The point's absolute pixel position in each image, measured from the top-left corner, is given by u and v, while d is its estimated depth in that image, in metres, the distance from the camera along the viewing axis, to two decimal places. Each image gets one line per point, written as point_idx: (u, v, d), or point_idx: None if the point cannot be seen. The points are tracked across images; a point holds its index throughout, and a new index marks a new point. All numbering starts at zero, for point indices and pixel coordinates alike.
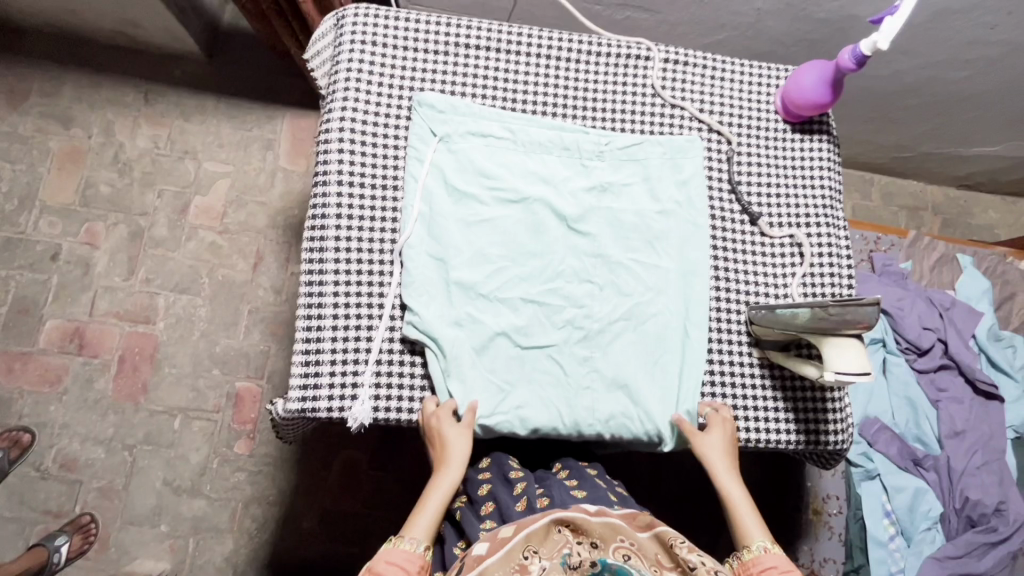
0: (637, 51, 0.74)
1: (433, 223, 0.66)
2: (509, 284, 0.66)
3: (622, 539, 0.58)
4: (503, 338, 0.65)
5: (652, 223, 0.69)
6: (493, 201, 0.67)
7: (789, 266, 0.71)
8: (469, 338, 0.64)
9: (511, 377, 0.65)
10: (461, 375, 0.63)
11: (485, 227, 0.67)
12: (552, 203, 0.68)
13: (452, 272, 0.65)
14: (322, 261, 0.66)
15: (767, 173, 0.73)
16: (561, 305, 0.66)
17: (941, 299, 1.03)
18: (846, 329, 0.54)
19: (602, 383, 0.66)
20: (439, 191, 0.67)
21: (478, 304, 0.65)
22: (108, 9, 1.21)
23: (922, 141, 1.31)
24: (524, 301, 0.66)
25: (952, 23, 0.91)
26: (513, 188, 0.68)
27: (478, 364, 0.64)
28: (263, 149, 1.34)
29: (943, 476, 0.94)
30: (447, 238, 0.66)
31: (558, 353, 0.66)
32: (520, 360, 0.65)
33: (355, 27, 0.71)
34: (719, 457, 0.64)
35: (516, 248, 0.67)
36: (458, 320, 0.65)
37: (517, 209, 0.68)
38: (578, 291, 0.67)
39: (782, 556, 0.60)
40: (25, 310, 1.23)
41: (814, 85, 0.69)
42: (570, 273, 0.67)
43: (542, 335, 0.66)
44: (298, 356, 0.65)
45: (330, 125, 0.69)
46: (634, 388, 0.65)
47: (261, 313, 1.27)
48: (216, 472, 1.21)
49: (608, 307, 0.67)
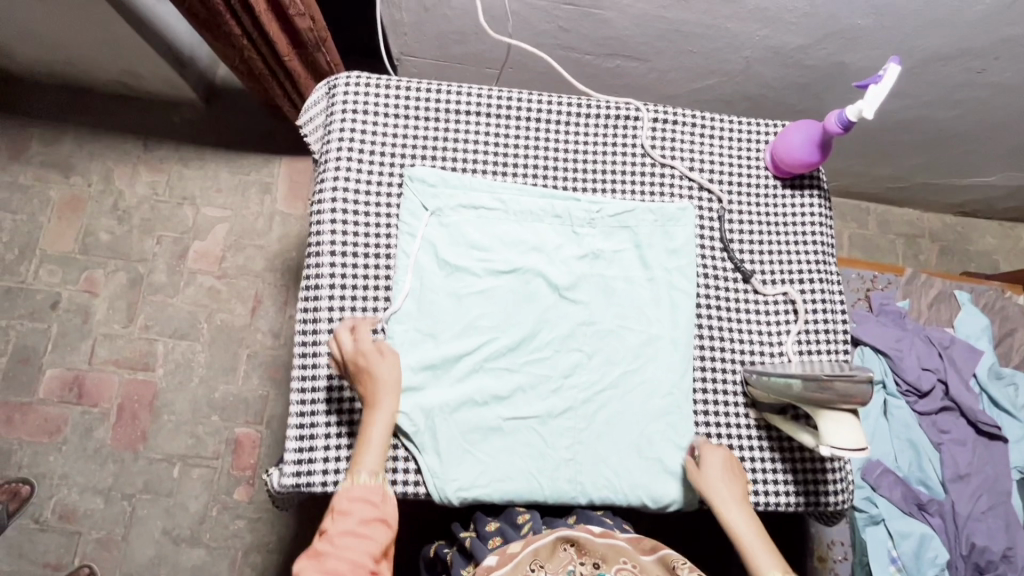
0: (626, 111, 0.75)
1: (424, 298, 0.67)
2: (500, 353, 0.66)
3: (624, 561, 0.58)
4: (494, 409, 0.65)
5: (639, 292, 0.70)
6: (484, 272, 0.68)
7: (784, 323, 0.71)
8: (460, 408, 0.65)
9: (501, 448, 0.65)
10: (452, 448, 0.64)
11: (476, 299, 0.67)
12: (545, 274, 0.69)
13: (444, 344, 0.66)
14: (316, 333, 0.66)
15: (758, 231, 0.73)
16: (553, 374, 0.67)
17: (940, 338, 1.02)
18: (842, 404, 0.54)
19: (593, 454, 0.66)
20: (430, 266, 0.68)
21: (468, 375, 0.66)
22: (107, 62, 1.23)
23: (916, 173, 1.31)
24: (514, 370, 0.66)
25: (941, 69, 0.92)
26: (505, 259, 0.69)
27: (470, 435, 0.64)
28: (261, 193, 1.35)
29: (948, 522, 0.93)
30: (439, 311, 0.67)
31: (549, 423, 0.66)
32: (512, 430, 0.65)
33: (347, 96, 0.72)
34: (719, 487, 0.62)
35: (508, 318, 0.67)
36: (449, 393, 0.65)
37: (508, 281, 0.68)
38: (568, 360, 0.67)
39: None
40: (26, 360, 1.24)
41: (802, 144, 0.70)
42: (561, 341, 0.68)
43: (535, 404, 0.66)
44: (292, 430, 0.65)
45: (323, 195, 0.70)
46: (627, 456, 0.66)
47: (260, 358, 1.28)
48: (216, 520, 1.20)
49: (598, 375, 0.67)
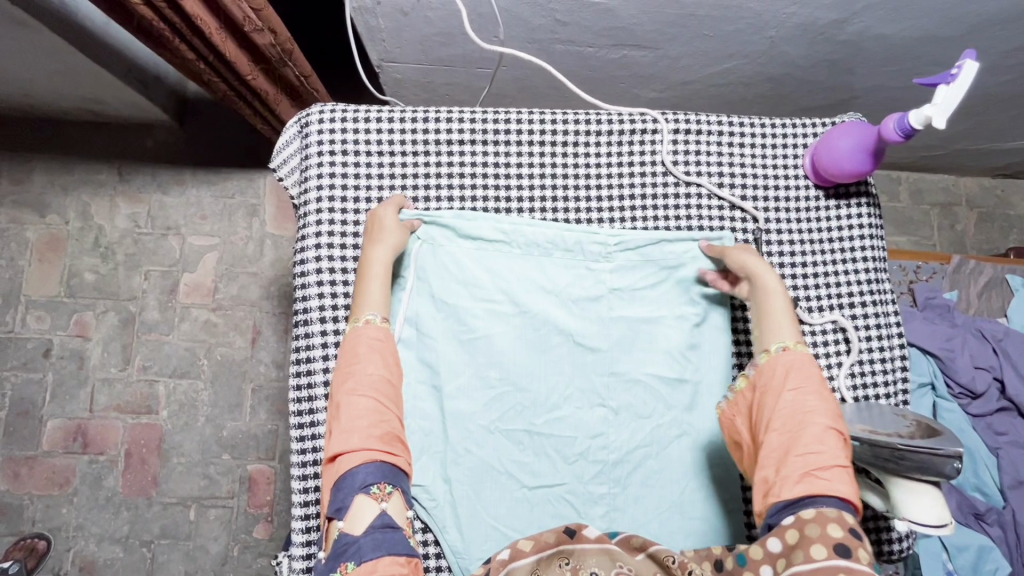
0: (642, 124, 0.65)
1: (427, 351, 0.60)
2: (511, 412, 0.60)
3: (619, 568, 0.49)
4: (515, 477, 0.59)
5: (668, 332, 0.62)
6: (489, 316, 0.61)
7: (833, 356, 0.63)
8: (476, 473, 0.59)
9: (527, 520, 0.59)
10: (474, 522, 0.58)
11: (484, 347, 0.60)
12: (556, 318, 0.61)
13: (454, 405, 0.59)
14: (312, 413, 0.61)
15: (800, 251, 0.64)
16: (572, 436, 0.60)
17: (993, 331, 0.93)
18: (921, 474, 0.47)
19: (628, 520, 0.59)
20: (430, 314, 0.61)
21: (480, 436, 0.59)
22: (65, 91, 1.12)
23: (955, 141, 1.20)
24: (533, 433, 0.60)
25: (999, 33, 0.80)
26: (512, 298, 0.61)
27: (493, 508, 0.58)
28: (248, 216, 1.27)
29: (1009, 532, 0.86)
30: (446, 366, 0.60)
31: (578, 489, 0.60)
32: (539, 498, 0.59)
33: (322, 136, 0.63)
34: (757, 259, 0.57)
35: (519, 371, 0.60)
36: (461, 459, 0.59)
37: (517, 322, 0.61)
38: (592, 416, 0.61)
39: (802, 352, 0.52)
40: (25, 412, 1.19)
41: (849, 153, 0.60)
42: (580, 397, 0.61)
43: (554, 468, 0.60)
44: (296, 520, 0.61)
45: (305, 253, 0.63)
46: (668, 520, 0.59)
47: (266, 391, 1.22)
48: (239, 560, 1.18)
49: (627, 432, 0.60)
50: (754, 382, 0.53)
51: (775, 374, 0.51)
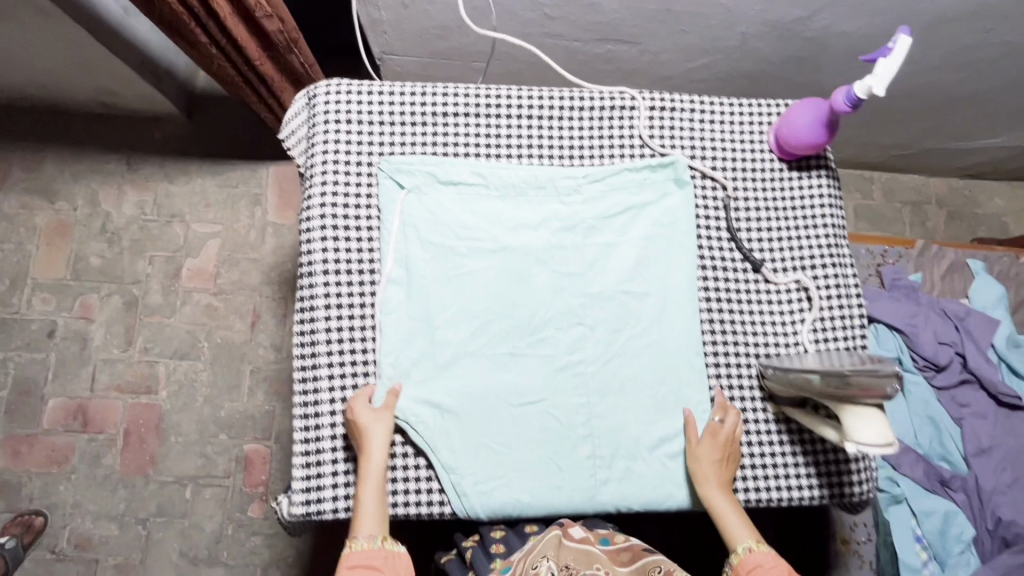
0: (622, 100, 0.71)
1: (414, 288, 0.65)
2: (496, 340, 0.65)
3: (596, 568, 0.60)
4: (501, 397, 0.64)
5: (629, 258, 0.68)
6: (471, 253, 0.66)
7: (797, 312, 0.69)
8: (463, 401, 0.63)
9: (514, 435, 0.63)
10: (465, 442, 0.63)
11: (468, 281, 0.66)
12: (531, 250, 0.67)
13: (443, 334, 0.65)
14: (315, 357, 0.64)
15: (766, 217, 0.71)
16: (553, 354, 0.65)
17: (955, 310, 0.99)
18: (865, 398, 0.52)
19: (609, 427, 0.65)
20: (416, 250, 0.66)
21: (469, 361, 0.64)
22: (80, 82, 1.18)
23: (922, 140, 1.27)
24: (516, 355, 0.65)
25: (946, 31, 0.88)
26: (493, 237, 0.67)
27: (482, 428, 0.63)
28: (251, 205, 1.32)
29: (972, 497, 0.91)
30: (434, 301, 0.65)
31: (561, 403, 0.65)
32: (524, 416, 0.64)
33: (329, 107, 0.69)
34: (710, 468, 0.63)
35: (501, 301, 0.66)
36: (451, 383, 0.64)
37: (495, 258, 0.66)
38: (569, 335, 0.66)
39: (768, 553, 0.61)
40: (27, 391, 1.22)
41: (807, 125, 0.66)
42: (559, 318, 0.66)
43: (535, 391, 0.64)
44: (297, 457, 0.63)
45: (311, 211, 0.67)
46: (645, 425, 0.65)
47: (264, 373, 1.26)
48: (233, 538, 1.20)
49: (602, 347, 0.66)
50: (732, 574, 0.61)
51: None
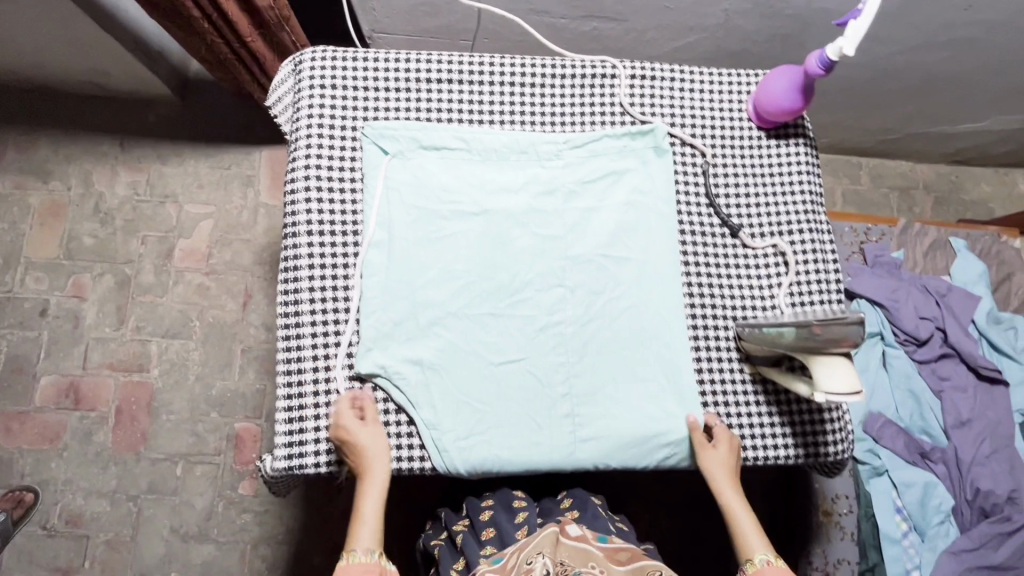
0: (603, 69, 0.73)
1: (396, 249, 0.67)
2: (476, 301, 0.66)
3: (593, 565, 0.61)
4: (482, 356, 0.65)
5: (608, 222, 0.69)
6: (453, 216, 0.68)
7: (774, 275, 0.70)
8: (444, 360, 0.65)
9: (494, 394, 0.65)
10: (445, 400, 0.64)
11: (449, 243, 0.67)
12: (512, 214, 0.68)
13: (425, 296, 0.66)
14: (298, 316, 0.65)
15: (745, 184, 0.72)
16: (533, 315, 0.67)
17: (936, 286, 1.01)
18: (835, 348, 0.54)
19: (587, 386, 0.66)
20: (398, 212, 0.67)
21: (450, 322, 0.65)
22: (74, 62, 1.19)
23: (908, 123, 1.29)
24: (497, 315, 0.66)
25: (925, 8, 0.89)
26: (474, 200, 0.68)
27: (462, 385, 0.64)
28: (243, 186, 1.33)
29: (951, 468, 0.93)
30: (415, 262, 0.66)
31: (540, 363, 0.66)
32: (504, 374, 0.65)
33: (314, 72, 0.69)
34: (723, 474, 0.64)
35: (482, 263, 0.67)
36: (433, 342, 0.65)
37: (477, 220, 0.68)
38: (549, 297, 0.67)
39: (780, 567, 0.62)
40: (19, 369, 1.23)
41: (784, 92, 0.68)
42: (540, 280, 0.67)
43: (515, 351, 0.66)
44: (280, 413, 0.64)
45: (295, 173, 0.68)
46: (624, 385, 0.66)
47: (255, 352, 1.27)
48: (223, 515, 1.20)
49: (582, 309, 0.67)
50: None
51: None
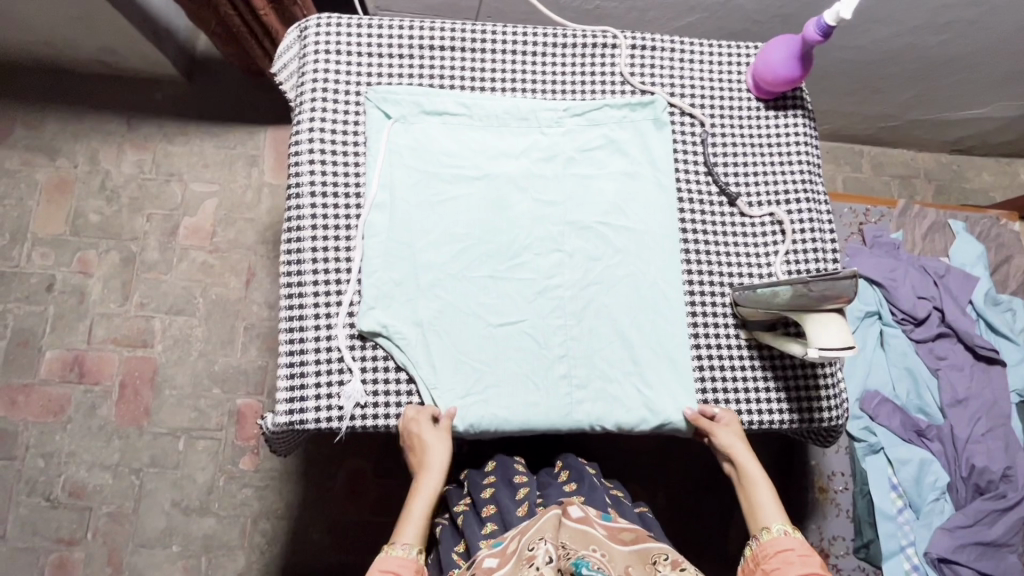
0: (604, 39, 0.73)
1: (397, 212, 0.68)
2: (475, 264, 0.67)
3: (594, 549, 0.57)
4: (480, 317, 0.66)
5: (607, 190, 0.70)
6: (453, 181, 0.69)
7: (771, 244, 0.71)
8: (443, 321, 0.66)
9: (493, 355, 0.66)
10: (443, 360, 0.65)
11: (448, 208, 0.68)
12: (511, 179, 0.69)
13: (424, 259, 0.67)
14: (301, 275, 0.66)
15: (743, 153, 0.73)
16: (530, 280, 0.68)
17: (934, 267, 1.02)
18: (828, 304, 0.56)
19: (583, 349, 0.67)
20: (399, 176, 0.68)
21: (449, 285, 0.66)
22: (82, 39, 1.21)
23: (909, 109, 1.29)
24: (495, 279, 0.67)
25: None
26: (475, 166, 0.69)
27: (461, 346, 0.65)
28: (248, 166, 1.34)
29: (947, 446, 0.93)
30: (415, 226, 0.67)
31: (538, 326, 0.67)
32: (502, 335, 0.66)
33: (319, 37, 0.71)
34: (739, 444, 0.65)
35: (481, 228, 0.68)
36: (432, 304, 0.66)
37: (478, 185, 0.69)
38: (548, 262, 0.68)
39: (800, 539, 0.61)
40: (25, 342, 1.25)
41: (783, 61, 0.69)
42: (539, 244, 0.68)
43: (513, 314, 0.67)
44: (282, 369, 0.65)
45: (300, 136, 0.69)
46: (620, 349, 0.67)
47: (258, 329, 1.28)
48: (224, 490, 1.22)
49: (580, 274, 0.68)
50: (758, 559, 0.61)
51: (774, 556, 0.60)
